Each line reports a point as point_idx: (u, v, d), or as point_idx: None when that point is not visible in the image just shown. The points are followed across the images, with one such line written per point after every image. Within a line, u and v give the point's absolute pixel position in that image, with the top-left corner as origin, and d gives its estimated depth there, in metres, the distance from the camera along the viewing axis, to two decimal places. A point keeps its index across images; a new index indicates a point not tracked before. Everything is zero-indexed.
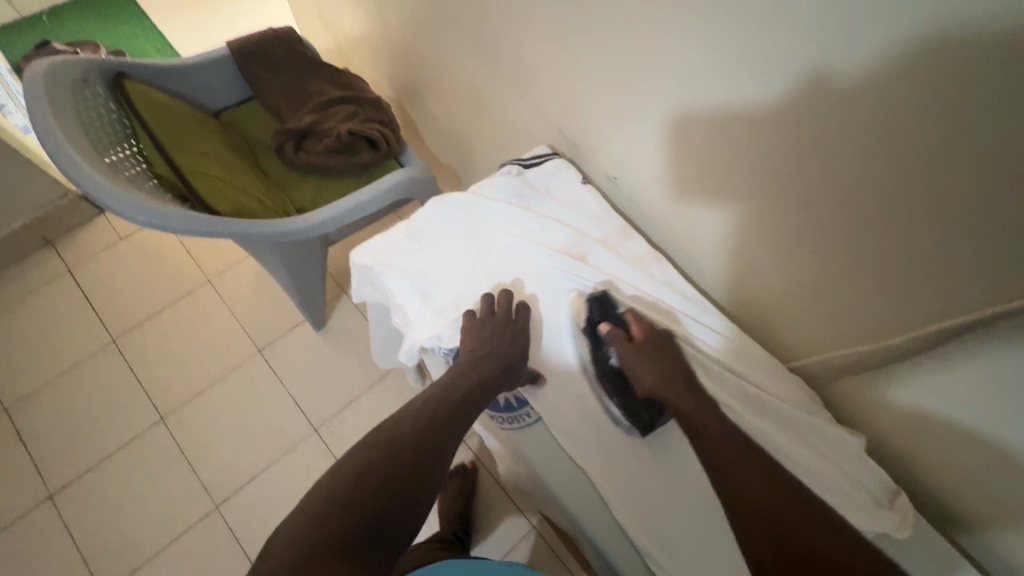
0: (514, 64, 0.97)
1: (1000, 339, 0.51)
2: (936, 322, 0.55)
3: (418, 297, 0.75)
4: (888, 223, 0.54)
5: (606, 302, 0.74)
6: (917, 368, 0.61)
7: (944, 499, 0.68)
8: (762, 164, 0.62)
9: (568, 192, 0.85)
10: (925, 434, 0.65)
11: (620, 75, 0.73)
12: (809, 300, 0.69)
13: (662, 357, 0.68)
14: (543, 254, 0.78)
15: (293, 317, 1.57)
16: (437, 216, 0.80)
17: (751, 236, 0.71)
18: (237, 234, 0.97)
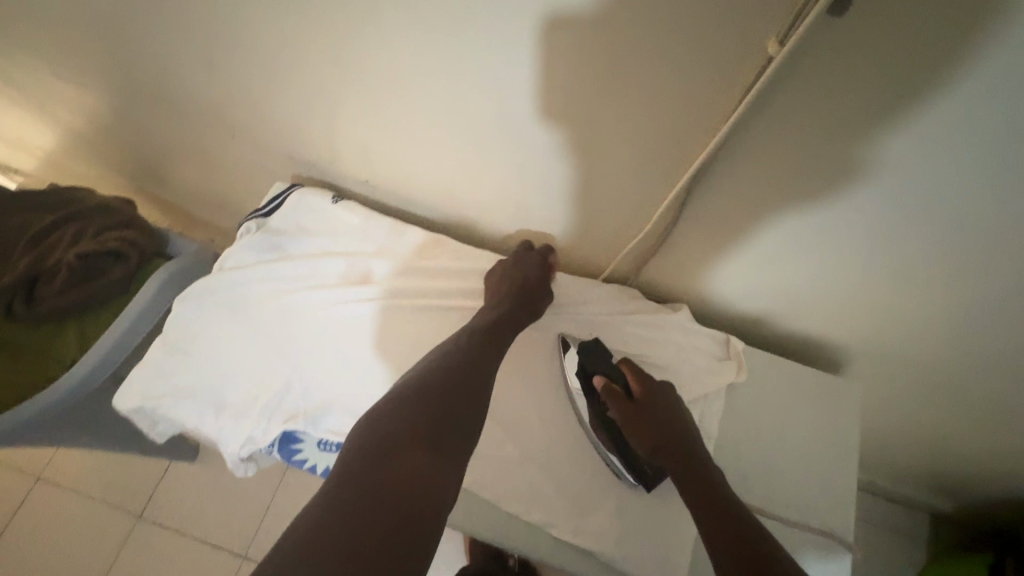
0: (231, 117, 0.87)
1: (922, 252, 0.57)
2: (866, 252, 0.60)
3: (208, 408, 0.66)
4: (787, 179, 0.56)
5: (594, 349, 0.70)
6: (852, 290, 0.66)
7: (795, 325, 0.77)
8: (610, 150, 0.62)
9: (320, 219, 0.77)
10: (831, 324, 0.74)
11: (455, 117, 0.67)
12: (722, 265, 0.71)
13: (663, 412, 0.63)
14: (326, 296, 0.72)
15: (158, 464, 1.39)
16: (194, 316, 0.70)
17: (623, 222, 0.71)
18: None
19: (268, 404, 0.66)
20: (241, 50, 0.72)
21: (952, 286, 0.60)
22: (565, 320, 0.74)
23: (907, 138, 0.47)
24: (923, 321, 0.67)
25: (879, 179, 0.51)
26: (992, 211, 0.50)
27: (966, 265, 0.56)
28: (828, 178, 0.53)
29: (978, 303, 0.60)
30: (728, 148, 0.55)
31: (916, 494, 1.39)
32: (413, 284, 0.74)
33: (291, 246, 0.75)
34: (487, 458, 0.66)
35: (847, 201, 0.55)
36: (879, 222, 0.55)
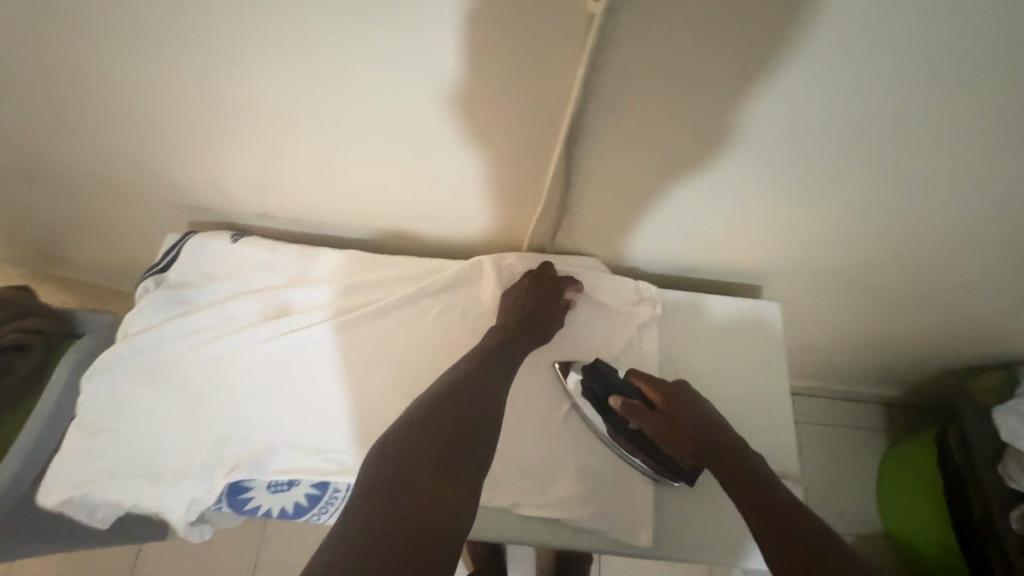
0: (104, 180, 0.82)
1: (793, 167, 0.61)
2: (747, 178, 0.64)
3: (143, 480, 0.62)
4: (658, 126, 0.58)
5: (601, 369, 0.69)
6: (744, 218, 0.70)
7: (707, 263, 0.81)
8: (490, 135, 0.62)
9: (222, 262, 0.74)
10: (736, 255, 0.78)
11: (333, 133, 0.66)
12: (626, 223, 0.73)
13: (686, 415, 0.64)
14: (246, 337, 0.70)
15: (123, 554, 1.30)
16: (107, 391, 0.66)
17: (524, 202, 0.72)
18: None
19: (208, 460, 0.63)
20: (94, 108, 0.68)
21: (828, 189, 0.64)
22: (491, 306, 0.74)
23: (744, 57, 0.50)
24: (813, 231, 0.72)
25: (732, 102, 0.54)
26: (837, 110, 0.54)
27: (832, 168, 0.61)
28: (692, 113, 0.56)
29: (853, 200, 0.65)
30: (593, 101, 0.56)
31: (865, 388, 1.49)
32: (332, 307, 0.73)
33: (198, 296, 0.72)
34: None
35: (714, 130, 0.58)
36: (749, 147, 0.59)
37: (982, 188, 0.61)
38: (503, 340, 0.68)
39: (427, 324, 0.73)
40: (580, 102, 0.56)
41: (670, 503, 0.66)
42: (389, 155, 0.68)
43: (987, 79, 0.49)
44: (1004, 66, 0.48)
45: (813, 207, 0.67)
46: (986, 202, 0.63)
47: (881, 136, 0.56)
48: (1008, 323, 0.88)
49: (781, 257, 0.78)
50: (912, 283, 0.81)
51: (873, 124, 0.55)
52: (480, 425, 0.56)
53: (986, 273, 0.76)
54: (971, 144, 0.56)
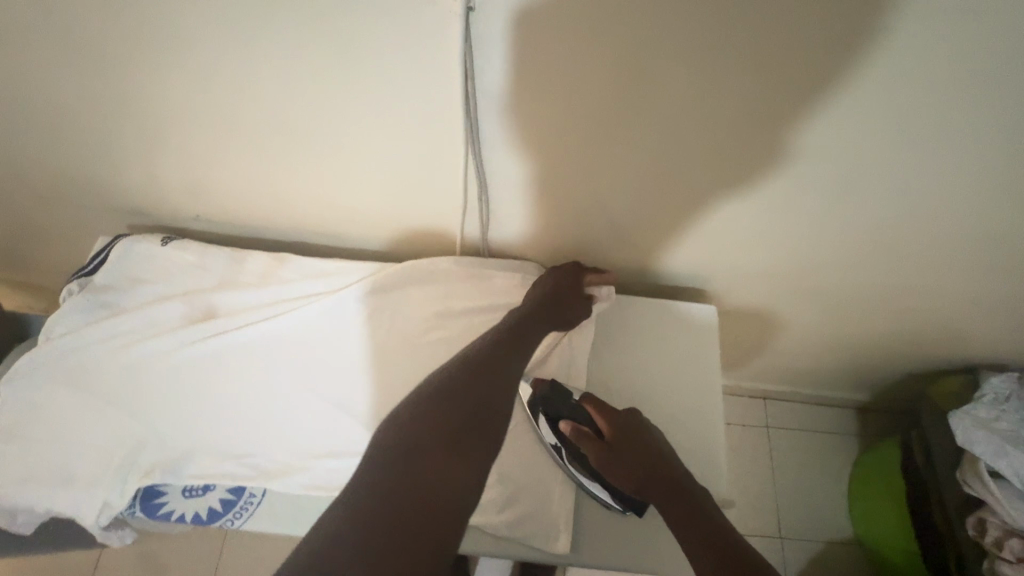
0: (36, 185, 0.82)
1: (707, 159, 0.61)
2: (665, 171, 0.64)
3: (55, 486, 0.62)
4: (568, 116, 0.58)
5: (556, 391, 0.68)
6: (670, 213, 0.71)
7: (643, 262, 0.81)
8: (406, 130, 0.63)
9: (149, 266, 0.74)
10: (669, 253, 0.78)
11: (255, 130, 0.67)
12: (555, 219, 0.74)
13: (638, 448, 0.64)
14: (168, 341, 0.70)
15: None
16: (24, 395, 0.66)
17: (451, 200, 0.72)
18: None
19: (122, 465, 0.63)
20: (15, 111, 0.68)
21: (741, 186, 0.65)
22: (419, 308, 0.74)
23: (625, 50, 0.51)
24: (741, 227, 0.72)
25: (623, 96, 0.56)
26: (729, 103, 0.55)
27: (738, 164, 0.62)
28: (589, 107, 0.57)
29: (768, 197, 0.66)
30: (492, 95, 0.57)
31: (837, 395, 1.46)
32: (258, 310, 0.72)
33: (122, 300, 0.72)
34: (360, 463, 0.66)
35: (616, 125, 0.59)
36: (661, 138, 0.60)
37: (889, 185, 0.61)
38: (522, 315, 0.68)
39: (353, 328, 0.73)
40: (476, 95, 0.57)
41: (589, 507, 0.65)
42: (314, 151, 0.68)
43: (863, 74, 0.50)
44: (876, 60, 0.49)
45: (736, 201, 0.67)
46: (898, 200, 0.63)
47: (778, 130, 0.57)
48: (952, 326, 0.87)
49: (713, 255, 0.78)
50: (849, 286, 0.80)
51: (767, 118, 0.56)
52: (486, 415, 0.58)
53: (918, 274, 0.76)
54: (866, 139, 0.56)
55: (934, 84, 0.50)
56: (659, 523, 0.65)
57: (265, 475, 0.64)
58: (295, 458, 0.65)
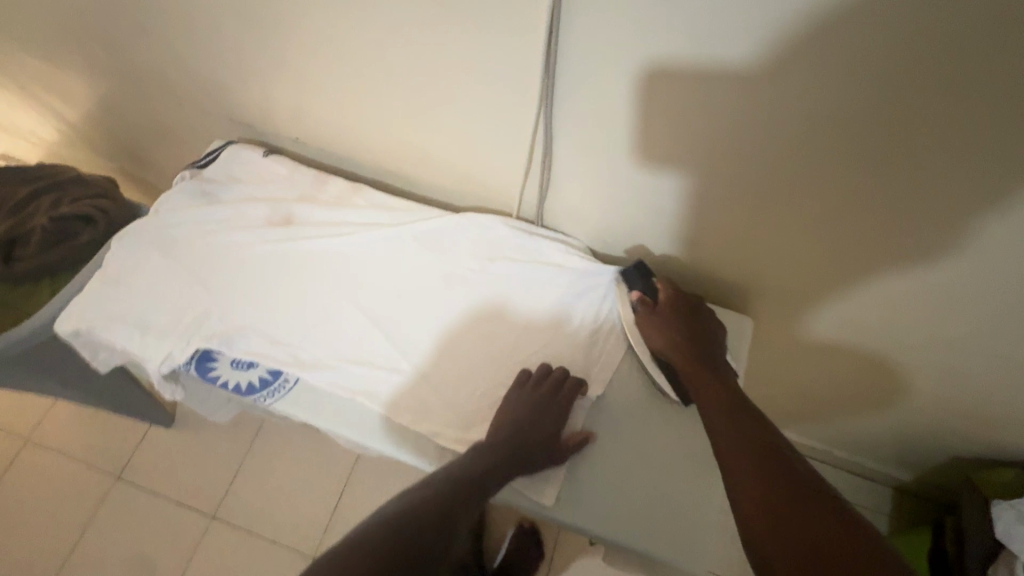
0: (176, 87, 0.94)
1: (765, 170, 0.63)
2: (725, 173, 0.66)
3: (133, 330, 0.73)
4: (643, 101, 0.62)
5: (642, 271, 0.76)
6: (720, 218, 0.72)
7: (688, 261, 0.83)
8: (492, 89, 0.68)
9: (249, 170, 0.85)
10: (715, 259, 0.80)
11: (362, 69, 0.74)
12: (611, 200, 0.77)
13: (692, 331, 0.70)
14: (248, 235, 0.79)
15: (136, 428, 1.47)
16: (129, 251, 0.78)
17: (518, 164, 0.78)
18: None
19: (189, 326, 0.73)
20: (172, 18, 0.79)
21: (794, 202, 0.65)
22: (469, 254, 0.80)
23: (698, 41, 0.53)
24: (791, 248, 0.72)
25: (694, 88, 0.58)
26: (795, 113, 0.55)
27: (797, 177, 0.62)
28: (657, 92, 0.60)
29: (822, 221, 0.66)
30: (574, 71, 0.62)
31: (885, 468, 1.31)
32: (327, 226, 0.81)
33: (221, 193, 0.83)
34: (385, 378, 0.72)
35: (680, 118, 0.61)
36: (725, 141, 0.61)
37: (952, 235, 0.59)
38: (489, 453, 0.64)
39: (404, 260, 0.80)
40: (558, 68, 0.62)
41: (583, 472, 0.68)
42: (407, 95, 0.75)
43: (936, 109, 0.50)
44: (952, 100, 0.48)
45: (791, 220, 0.68)
46: (961, 253, 0.61)
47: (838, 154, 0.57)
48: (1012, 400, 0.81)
49: (758, 271, 0.79)
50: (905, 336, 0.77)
51: (830, 133, 0.56)
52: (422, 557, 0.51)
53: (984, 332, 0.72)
54: (930, 182, 0.56)
55: (1014, 130, 0.48)
56: (644, 504, 0.66)
57: (302, 365, 0.72)
58: (329, 360, 0.73)
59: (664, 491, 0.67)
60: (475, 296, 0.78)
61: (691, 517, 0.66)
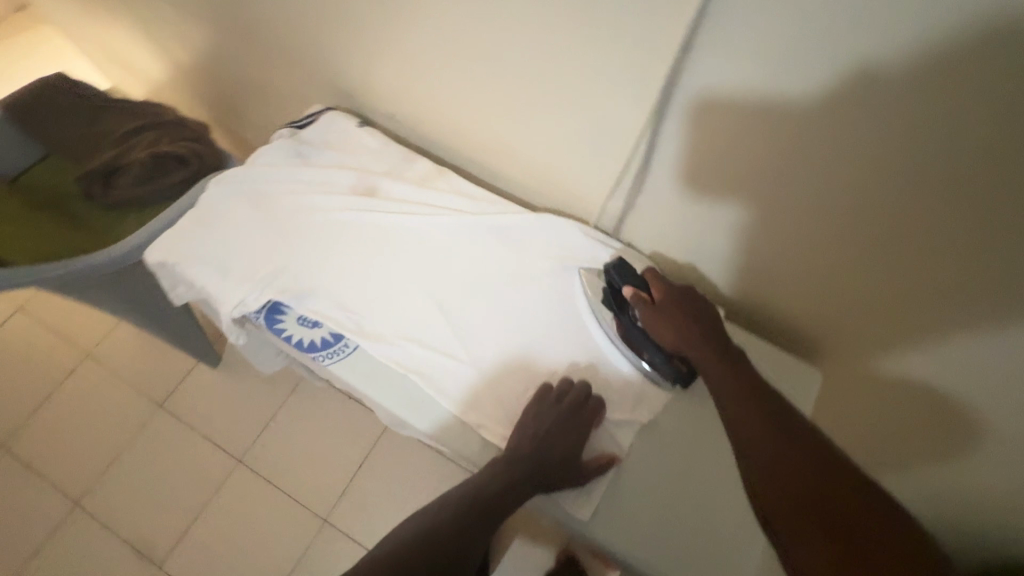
0: (288, 47, 0.97)
1: (868, 231, 0.59)
2: (823, 227, 0.62)
3: (214, 271, 0.76)
4: (759, 134, 0.59)
5: (624, 265, 0.72)
6: (800, 271, 0.69)
7: (756, 308, 0.79)
8: (602, 97, 0.67)
9: (343, 138, 0.88)
10: (781, 310, 0.76)
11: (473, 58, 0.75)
12: (696, 228, 0.74)
13: (688, 311, 0.65)
14: (333, 200, 0.82)
15: (185, 362, 1.54)
16: (223, 196, 0.82)
17: (608, 175, 0.76)
18: (43, 278, 0.93)
19: (265, 277, 0.75)
20: None
21: (881, 277, 0.62)
22: (543, 256, 0.80)
23: (836, 82, 0.51)
24: (863, 323, 0.68)
25: (816, 129, 0.55)
26: (929, 183, 0.51)
27: (907, 253, 0.57)
28: (776, 129, 0.57)
29: (882, 271, 0.61)
30: (694, 92, 0.60)
31: None
32: (408, 205, 0.82)
33: (313, 155, 0.86)
34: (440, 364, 0.73)
35: (794, 159, 0.58)
36: (836, 189, 0.58)
37: None
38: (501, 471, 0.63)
39: (476, 248, 0.80)
40: (679, 86, 0.60)
41: (623, 495, 0.66)
42: (512, 90, 0.75)
43: None
44: None
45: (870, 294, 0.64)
46: None
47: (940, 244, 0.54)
48: None
49: (820, 334, 0.75)
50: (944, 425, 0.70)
51: (960, 218, 0.51)
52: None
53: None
54: None
55: None
56: (686, 539, 0.64)
57: (363, 334, 0.73)
58: (389, 336, 0.74)
59: (711, 539, 0.64)
60: (539, 299, 0.77)
61: (732, 563, 0.63)
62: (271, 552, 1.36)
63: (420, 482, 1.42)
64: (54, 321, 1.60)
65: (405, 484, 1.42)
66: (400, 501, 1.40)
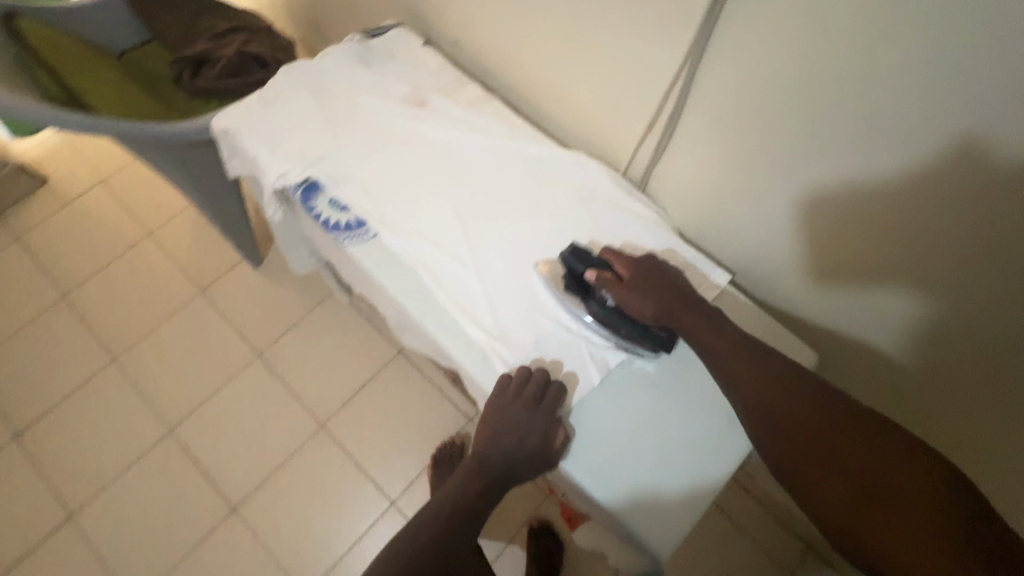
0: None
1: (884, 191, 0.64)
2: (845, 182, 0.67)
3: (267, 145, 0.83)
4: (802, 80, 0.63)
5: (579, 252, 0.75)
6: (808, 235, 0.75)
7: (763, 267, 0.85)
8: (662, 34, 0.71)
9: (406, 53, 0.94)
10: (780, 281, 0.84)
11: None
12: (723, 179, 0.79)
13: (655, 283, 0.71)
14: (384, 103, 0.87)
15: (231, 258, 1.67)
16: (288, 82, 0.89)
17: (652, 118, 0.81)
18: (123, 133, 1.02)
19: (310, 158, 0.82)
20: None
21: (879, 247, 0.69)
22: (565, 191, 0.83)
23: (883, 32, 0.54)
24: (853, 300, 0.76)
25: (857, 79, 0.58)
26: (943, 124, 0.55)
27: (915, 197, 0.62)
28: (812, 74, 0.62)
29: (883, 265, 0.70)
30: (749, 33, 0.64)
31: None
32: (451, 120, 0.87)
33: (376, 62, 0.92)
34: (448, 266, 0.77)
35: (830, 108, 0.62)
36: (863, 142, 0.62)
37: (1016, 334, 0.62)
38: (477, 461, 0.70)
39: (504, 172, 0.84)
40: (734, 26, 0.64)
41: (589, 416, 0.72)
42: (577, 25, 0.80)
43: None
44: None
45: (864, 268, 0.72)
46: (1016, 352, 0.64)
47: (932, 224, 0.62)
48: None
49: (813, 310, 0.82)
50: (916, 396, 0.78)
51: (969, 158, 0.55)
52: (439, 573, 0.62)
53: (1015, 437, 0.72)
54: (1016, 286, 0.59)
55: None
56: (635, 469, 0.70)
57: (384, 225, 0.79)
58: (408, 231, 0.79)
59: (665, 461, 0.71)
60: (553, 227, 0.80)
61: (679, 496, 0.69)
62: (265, 445, 1.46)
63: (411, 422, 1.48)
64: (132, 194, 1.76)
65: (396, 419, 1.48)
66: (389, 433, 1.47)
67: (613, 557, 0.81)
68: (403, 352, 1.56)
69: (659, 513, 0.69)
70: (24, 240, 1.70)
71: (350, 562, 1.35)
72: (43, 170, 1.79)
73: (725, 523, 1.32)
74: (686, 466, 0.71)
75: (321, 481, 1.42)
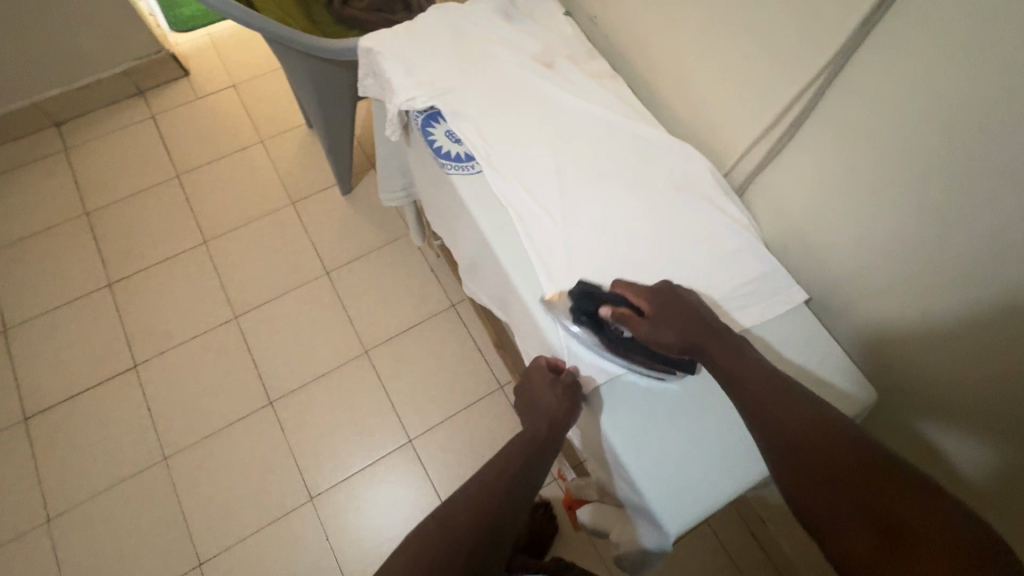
0: None
1: (985, 254, 0.61)
2: (946, 235, 0.65)
3: (403, 69, 0.90)
4: (935, 120, 0.61)
5: (586, 289, 0.75)
6: (892, 279, 0.73)
7: (836, 303, 0.83)
8: (804, 46, 0.72)
9: (546, 18, 0.99)
10: (854, 315, 0.81)
11: None
12: (824, 204, 0.79)
13: (677, 314, 0.70)
14: (515, 56, 0.93)
15: (325, 179, 1.79)
16: (434, 20, 0.96)
17: (768, 130, 0.82)
18: (279, 34, 1.14)
19: (436, 89, 0.88)
20: None
21: (968, 311, 0.66)
22: (665, 176, 0.85)
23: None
24: (925, 355, 0.73)
25: (990, 129, 0.57)
26: None
27: (1012, 259, 0.59)
28: (946, 115, 0.60)
29: (973, 332, 0.66)
30: (894, 60, 0.64)
31: None
32: (571, 86, 0.91)
33: (516, 20, 0.98)
34: (537, 215, 0.82)
35: (954, 154, 0.61)
36: (976, 198, 0.60)
37: None
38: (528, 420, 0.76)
39: (609, 144, 0.87)
40: (881, 49, 0.64)
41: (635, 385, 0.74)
42: (718, 24, 0.82)
43: None
44: None
45: (948, 330, 0.69)
46: None
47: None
48: None
49: (882, 351, 0.79)
50: (965, 503, 0.77)
51: None
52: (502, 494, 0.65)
53: None
54: None
55: None
56: (665, 440, 0.71)
57: (489, 164, 0.85)
58: (507, 174, 0.84)
59: (704, 451, 0.71)
60: (644, 206, 0.83)
61: (712, 487, 0.70)
62: (312, 354, 1.56)
63: (445, 371, 1.54)
64: (255, 103, 1.92)
65: (432, 364, 1.55)
66: (422, 375, 1.54)
67: (617, 533, 0.83)
68: (455, 306, 1.62)
69: (683, 490, 0.69)
70: (157, 120, 1.89)
71: (358, 480, 1.43)
72: (187, 64, 1.99)
73: (722, 558, 1.30)
74: (715, 452, 0.71)
75: (351, 400, 1.51)
